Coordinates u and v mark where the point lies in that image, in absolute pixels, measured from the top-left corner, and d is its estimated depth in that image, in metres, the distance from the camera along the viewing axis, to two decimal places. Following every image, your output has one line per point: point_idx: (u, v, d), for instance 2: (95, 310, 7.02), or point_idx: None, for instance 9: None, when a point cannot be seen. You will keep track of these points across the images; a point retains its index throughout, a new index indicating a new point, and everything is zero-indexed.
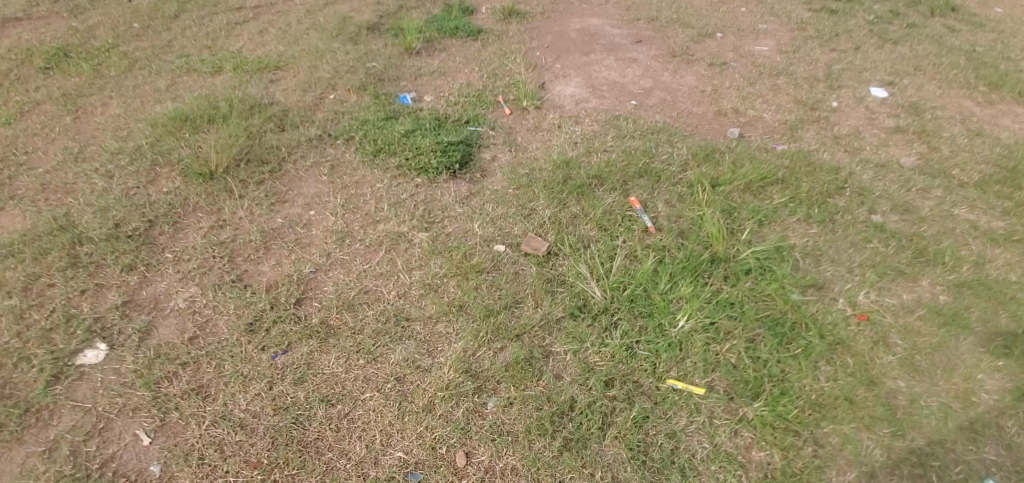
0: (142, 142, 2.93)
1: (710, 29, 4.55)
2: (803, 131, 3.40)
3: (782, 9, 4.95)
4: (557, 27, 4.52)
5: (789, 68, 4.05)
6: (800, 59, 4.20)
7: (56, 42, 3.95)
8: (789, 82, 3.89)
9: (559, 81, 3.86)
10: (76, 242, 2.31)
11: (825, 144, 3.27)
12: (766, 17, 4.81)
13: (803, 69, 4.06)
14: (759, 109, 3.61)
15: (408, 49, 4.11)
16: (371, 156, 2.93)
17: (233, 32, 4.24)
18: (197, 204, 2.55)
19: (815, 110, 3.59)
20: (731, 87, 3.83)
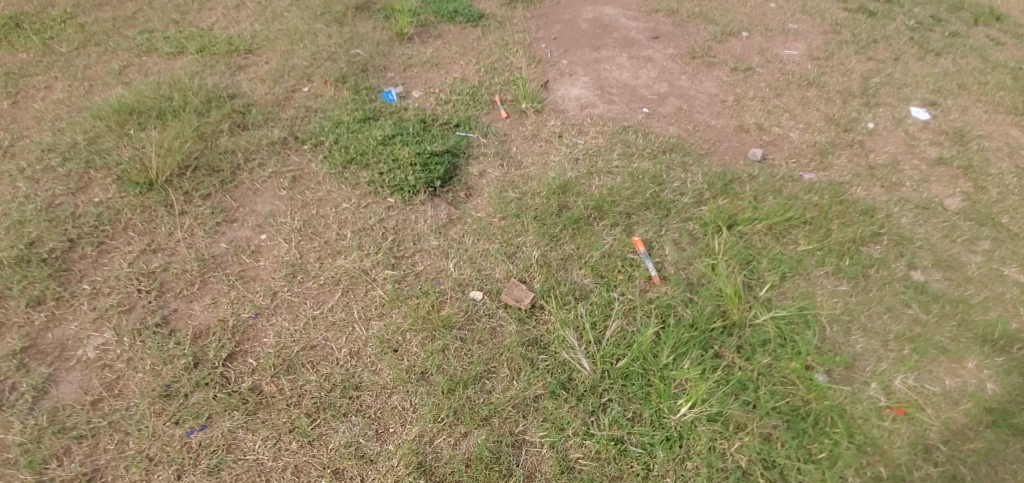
0: (79, 138, 2.56)
1: (735, 26, 4.09)
2: (835, 157, 3.00)
3: (815, 7, 4.46)
4: (567, 16, 4.06)
5: (821, 79, 3.62)
6: (834, 68, 3.76)
7: (7, 9, 3.53)
8: (820, 96, 3.46)
9: (564, 80, 3.43)
10: None
11: (858, 175, 2.87)
12: (797, 15, 4.34)
13: (836, 80, 3.63)
14: (785, 126, 3.19)
15: (399, 33, 3.67)
16: (340, 167, 2.56)
17: (206, 5, 3.80)
18: (130, 220, 2.19)
19: (848, 132, 3.18)
20: (755, 97, 3.40)
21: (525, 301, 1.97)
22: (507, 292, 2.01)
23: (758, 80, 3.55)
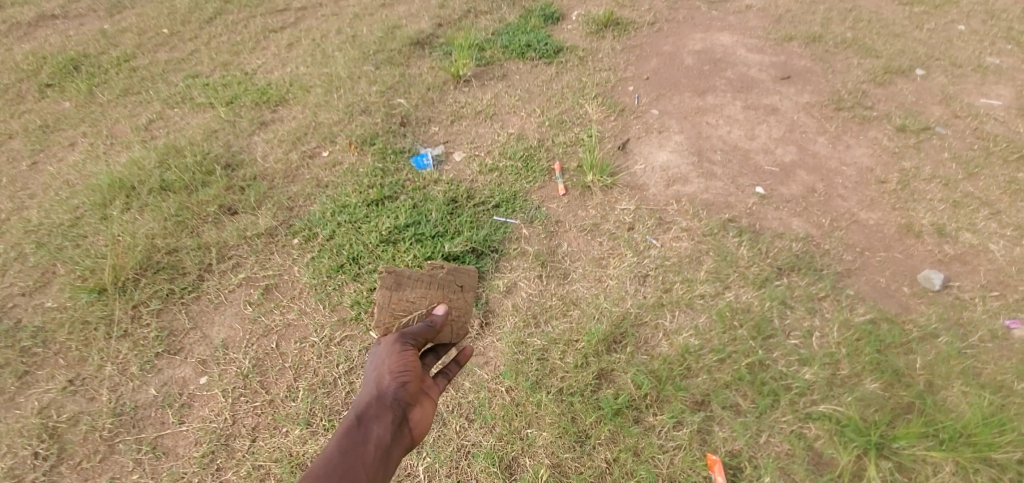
0: (64, 217, 2.24)
1: (878, 85, 2.91)
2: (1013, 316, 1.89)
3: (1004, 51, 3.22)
4: (668, 47, 3.31)
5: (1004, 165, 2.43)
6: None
7: (76, 50, 3.39)
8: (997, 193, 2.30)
9: (650, 141, 2.69)
10: None
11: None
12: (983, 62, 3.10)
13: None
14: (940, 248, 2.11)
15: (461, 102, 2.96)
16: (326, 275, 1.95)
17: (262, 43, 3.39)
18: (64, 341, 1.80)
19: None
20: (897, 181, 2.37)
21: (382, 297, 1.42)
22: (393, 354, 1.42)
23: (938, 149, 2.53)
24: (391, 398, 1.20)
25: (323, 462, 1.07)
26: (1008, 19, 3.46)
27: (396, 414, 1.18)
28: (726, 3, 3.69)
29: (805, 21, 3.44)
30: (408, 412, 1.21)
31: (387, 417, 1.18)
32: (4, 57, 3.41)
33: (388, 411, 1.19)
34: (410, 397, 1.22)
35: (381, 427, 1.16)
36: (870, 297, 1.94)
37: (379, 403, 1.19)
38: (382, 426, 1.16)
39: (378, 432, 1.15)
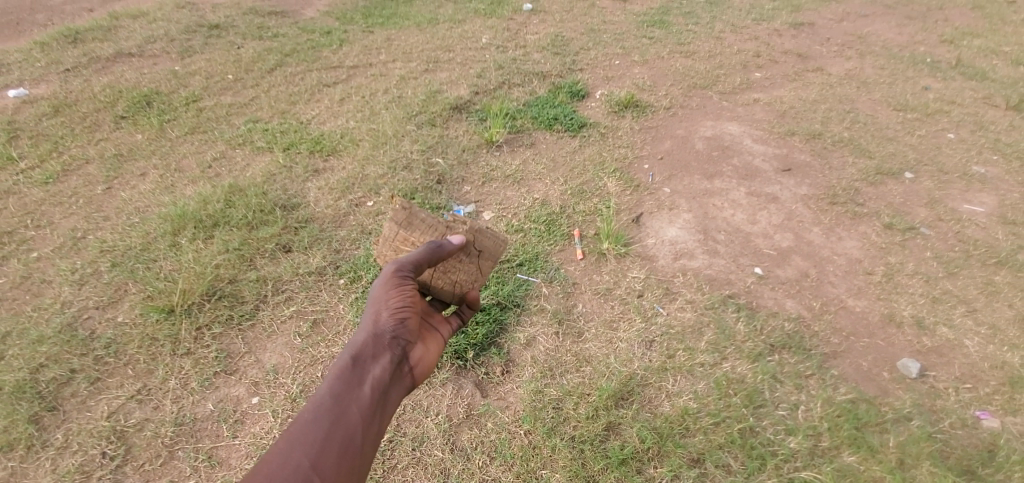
0: (137, 241, 2.52)
1: (869, 184, 3.21)
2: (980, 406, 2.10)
3: (989, 158, 3.52)
4: (682, 131, 3.66)
5: (979, 267, 2.70)
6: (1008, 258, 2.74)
7: (148, 86, 3.73)
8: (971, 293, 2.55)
9: (661, 217, 2.98)
10: None
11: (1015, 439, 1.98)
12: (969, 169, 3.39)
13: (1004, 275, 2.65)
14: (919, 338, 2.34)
15: (492, 166, 3.28)
16: None
17: (316, 95, 3.75)
18: (133, 354, 2.06)
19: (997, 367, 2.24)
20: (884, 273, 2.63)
21: (393, 229, 1.75)
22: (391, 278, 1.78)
23: (921, 247, 2.80)
24: (388, 337, 1.41)
25: (322, 404, 1.23)
26: (996, 130, 3.79)
27: (392, 352, 1.40)
28: (736, 95, 4.08)
29: (807, 119, 3.80)
30: (403, 347, 1.45)
31: (384, 354, 1.39)
32: (83, 87, 3.72)
33: (385, 349, 1.40)
34: (404, 334, 1.46)
35: (379, 365, 1.36)
36: (853, 378, 2.16)
37: (378, 342, 1.39)
38: (380, 365, 1.37)
39: (375, 369, 1.35)
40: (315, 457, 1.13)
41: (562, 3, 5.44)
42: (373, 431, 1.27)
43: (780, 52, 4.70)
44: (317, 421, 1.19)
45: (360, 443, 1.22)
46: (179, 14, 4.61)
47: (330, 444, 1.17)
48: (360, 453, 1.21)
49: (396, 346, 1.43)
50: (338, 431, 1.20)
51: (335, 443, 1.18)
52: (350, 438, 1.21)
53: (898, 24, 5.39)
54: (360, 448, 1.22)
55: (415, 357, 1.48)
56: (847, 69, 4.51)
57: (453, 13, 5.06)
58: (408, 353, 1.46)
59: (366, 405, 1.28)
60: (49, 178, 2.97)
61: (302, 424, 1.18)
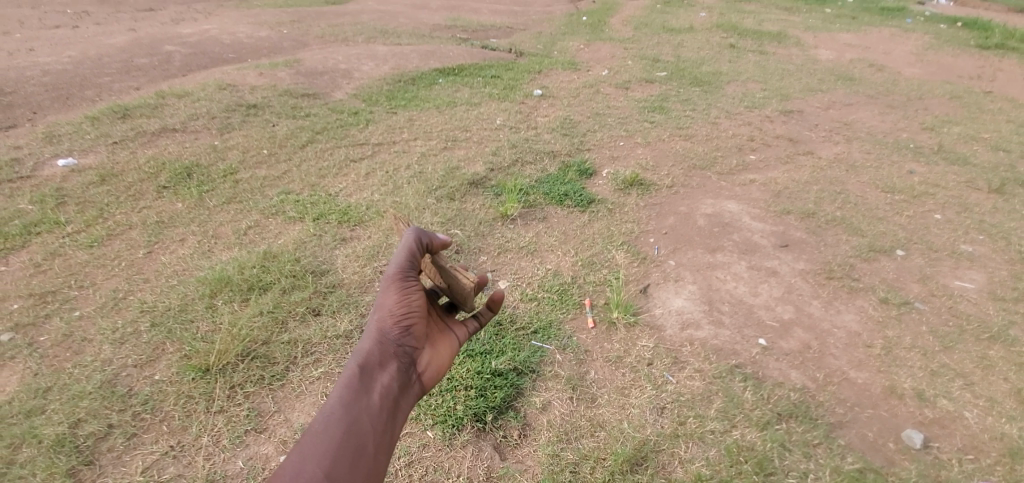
0: (175, 303, 2.70)
1: (863, 260, 3.41)
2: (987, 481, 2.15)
3: (976, 236, 3.73)
4: (684, 208, 3.91)
5: (974, 341, 2.82)
6: (1001, 332, 2.87)
7: (189, 158, 4.04)
8: (970, 366, 2.66)
9: (667, 287, 3.14)
10: (22, 440, 2.08)
11: None
12: (958, 248, 3.59)
13: (999, 349, 2.77)
14: (923, 410, 2.43)
15: (506, 237, 3.49)
16: None
17: (344, 169, 4.04)
18: (169, 411, 2.21)
19: (1000, 440, 2.31)
20: (883, 347, 2.75)
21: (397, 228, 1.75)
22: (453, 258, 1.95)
23: (917, 321, 2.94)
24: (395, 346, 1.44)
25: (332, 415, 1.28)
26: (980, 212, 4.03)
27: (399, 361, 1.43)
28: (733, 175, 4.37)
29: (800, 198, 4.06)
30: (411, 355, 1.46)
31: (391, 363, 1.42)
32: (129, 158, 4.02)
33: (391, 358, 1.42)
34: (411, 342, 1.47)
35: (386, 375, 1.39)
36: (858, 449, 2.25)
37: (385, 351, 1.42)
38: (388, 375, 1.40)
39: (384, 379, 1.38)
40: (327, 469, 1.18)
41: (569, 89, 5.91)
42: (384, 440, 1.31)
43: (772, 136, 5.07)
44: (327, 433, 1.24)
45: (372, 453, 1.26)
46: (219, 94, 5.03)
47: (341, 455, 1.22)
48: (371, 463, 1.25)
49: (403, 354, 1.45)
50: (349, 442, 1.24)
51: (345, 454, 1.22)
52: (360, 449, 1.25)
53: (881, 112, 5.82)
54: (372, 458, 1.26)
55: (424, 363, 1.49)
56: (835, 153, 4.85)
57: (470, 97, 5.50)
58: (417, 360, 1.48)
59: (375, 415, 1.32)
60: (94, 241, 3.18)
61: (312, 436, 1.23)
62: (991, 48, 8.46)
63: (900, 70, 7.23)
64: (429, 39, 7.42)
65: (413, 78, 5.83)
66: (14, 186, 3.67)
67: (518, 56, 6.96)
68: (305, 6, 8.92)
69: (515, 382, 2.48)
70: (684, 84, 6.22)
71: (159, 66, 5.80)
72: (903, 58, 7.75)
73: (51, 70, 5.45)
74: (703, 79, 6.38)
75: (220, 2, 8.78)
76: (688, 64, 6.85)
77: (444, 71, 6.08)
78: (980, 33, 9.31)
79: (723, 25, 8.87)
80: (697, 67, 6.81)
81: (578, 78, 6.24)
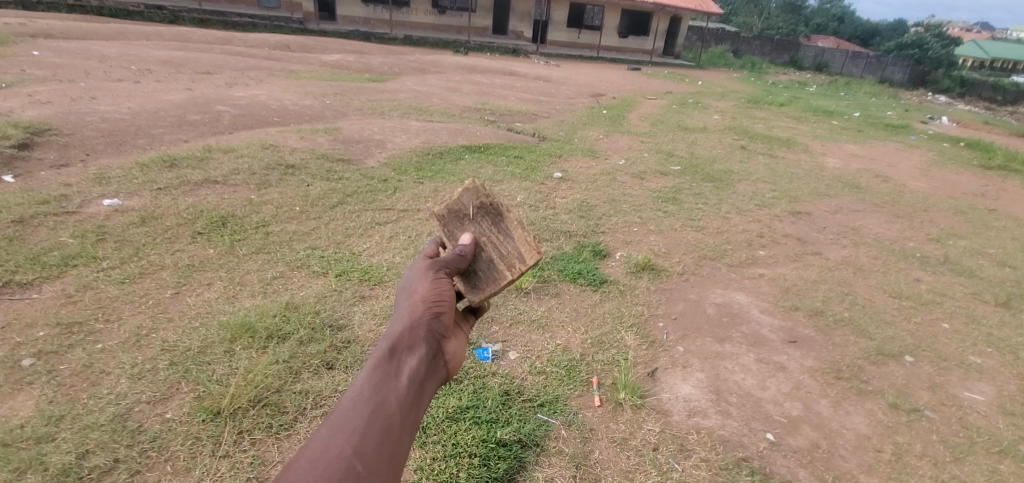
0: (196, 345, 2.78)
1: (872, 362, 3.42)
2: None
3: (986, 348, 3.74)
4: (693, 295, 4.00)
5: (988, 455, 2.77)
6: (1015, 448, 2.82)
7: (226, 209, 4.28)
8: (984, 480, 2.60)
9: (675, 372, 3.17)
10: (28, 466, 2.09)
11: None
12: (967, 358, 3.60)
13: (1014, 465, 2.71)
14: None
15: (519, 309, 3.59)
16: None
17: (369, 231, 4.24)
18: (175, 450, 2.22)
19: None
20: (892, 454, 2.71)
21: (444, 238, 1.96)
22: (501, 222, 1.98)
23: (927, 429, 2.90)
24: (424, 331, 1.42)
25: (361, 395, 1.21)
26: (988, 325, 4.06)
27: (427, 345, 1.40)
28: (743, 269, 4.49)
29: (809, 296, 4.14)
30: (439, 339, 1.44)
31: (419, 347, 1.39)
32: (170, 204, 4.27)
33: (420, 342, 1.39)
34: (440, 327, 1.46)
35: (415, 358, 1.35)
36: None
37: (414, 335, 1.39)
38: (416, 357, 1.36)
39: (412, 362, 1.34)
40: (357, 443, 1.11)
41: (587, 174, 6.23)
42: (410, 421, 1.24)
43: (781, 235, 5.25)
44: (357, 411, 1.17)
45: (399, 432, 1.20)
46: (261, 153, 5.39)
47: (370, 432, 1.14)
48: (398, 443, 1.18)
49: (431, 339, 1.42)
50: (378, 419, 1.18)
51: (373, 432, 1.15)
52: (388, 427, 1.18)
53: (887, 220, 6.02)
54: (399, 438, 1.19)
55: (450, 348, 1.48)
56: (843, 256, 4.98)
57: (493, 174, 5.82)
58: (442, 345, 1.46)
59: (404, 396, 1.26)
60: (126, 278, 3.32)
61: (341, 414, 1.15)
62: (994, 169, 8.81)
63: (905, 182, 7.54)
64: (459, 119, 7.95)
65: (442, 152, 6.20)
66: (59, 221, 3.88)
67: (541, 141, 7.39)
68: (348, 81, 9.67)
69: (519, 455, 2.46)
70: (697, 179, 6.53)
71: (209, 123, 6.25)
72: (908, 172, 8.09)
73: (110, 118, 5.89)
74: (715, 176, 6.69)
75: (271, 71, 9.55)
76: (701, 161, 7.22)
77: (471, 148, 6.47)
78: (982, 154, 9.73)
79: (735, 128, 9.40)
80: (710, 164, 7.17)
81: (596, 165, 6.59)
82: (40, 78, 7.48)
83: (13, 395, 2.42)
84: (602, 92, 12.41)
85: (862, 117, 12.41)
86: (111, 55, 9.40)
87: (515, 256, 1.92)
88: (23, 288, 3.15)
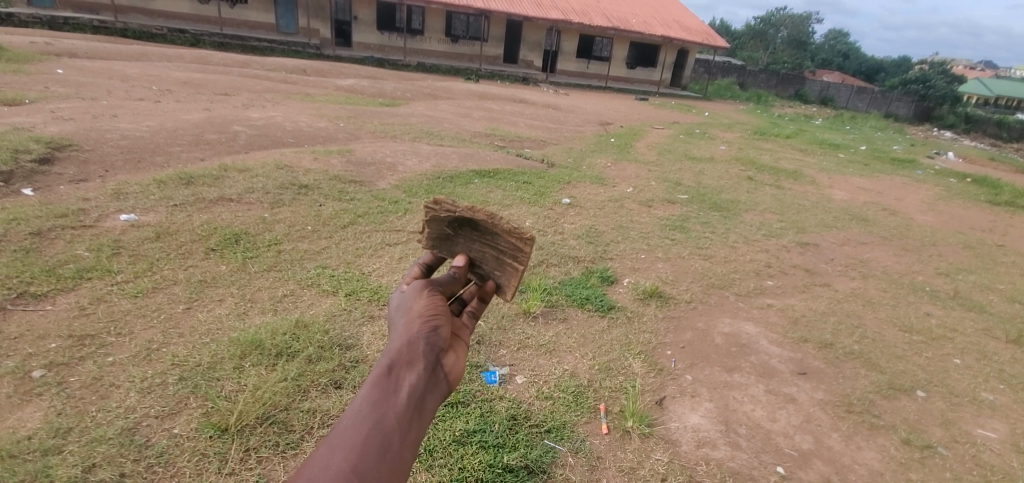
0: (206, 360, 2.80)
1: (882, 397, 3.38)
2: None
3: (998, 384, 3.70)
4: (701, 324, 3.99)
5: None
6: None
7: (240, 226, 4.34)
8: None
9: (683, 401, 3.14)
10: (34, 478, 2.09)
11: None
12: (979, 394, 3.55)
13: None
14: None
15: (527, 332, 3.59)
16: None
17: (379, 251, 4.28)
18: (181, 466, 2.21)
19: None
20: None
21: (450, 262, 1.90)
22: (480, 224, 1.82)
23: (941, 466, 2.85)
24: (422, 346, 1.36)
25: (359, 413, 1.16)
26: (999, 360, 4.02)
27: (426, 360, 1.34)
28: (751, 298, 4.49)
29: (817, 328, 4.12)
30: (438, 353, 1.38)
31: (419, 362, 1.33)
32: (185, 220, 4.33)
33: (419, 357, 1.33)
34: (439, 341, 1.41)
35: (414, 373, 1.30)
36: None
37: (412, 351, 1.34)
38: (415, 373, 1.30)
39: (412, 377, 1.28)
40: (354, 458, 1.06)
41: (595, 200, 6.28)
42: (411, 437, 1.18)
43: (789, 265, 5.25)
44: (354, 428, 1.12)
45: (400, 447, 1.14)
46: (276, 173, 5.49)
47: (368, 449, 1.09)
48: (399, 458, 1.12)
49: (430, 353, 1.37)
50: (377, 435, 1.13)
51: (371, 447, 1.10)
52: (387, 443, 1.12)
53: (895, 253, 6.01)
54: (400, 454, 1.13)
55: (452, 363, 1.42)
56: (851, 288, 4.97)
57: (502, 198, 5.88)
58: (443, 359, 1.39)
59: (403, 411, 1.20)
60: (139, 292, 3.36)
61: (339, 432, 1.11)
62: (1002, 205, 8.81)
63: (913, 216, 7.54)
64: (469, 144, 8.08)
65: (452, 176, 6.29)
66: (76, 234, 3.95)
67: (550, 167, 7.48)
68: (361, 104, 9.87)
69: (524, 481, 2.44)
70: (704, 207, 6.56)
71: (226, 143, 6.38)
72: (915, 206, 8.10)
73: (130, 136, 6.03)
74: (722, 205, 6.73)
75: (286, 94, 9.78)
76: (708, 190, 7.27)
77: (481, 173, 6.56)
78: (990, 190, 9.75)
79: (742, 158, 9.48)
80: (717, 193, 7.21)
81: (604, 192, 6.64)
82: (64, 95, 7.69)
83: (22, 406, 2.43)
84: (610, 120, 12.59)
85: (868, 150, 12.49)
86: (133, 75, 9.67)
87: (513, 249, 1.77)
88: (38, 300, 3.19)
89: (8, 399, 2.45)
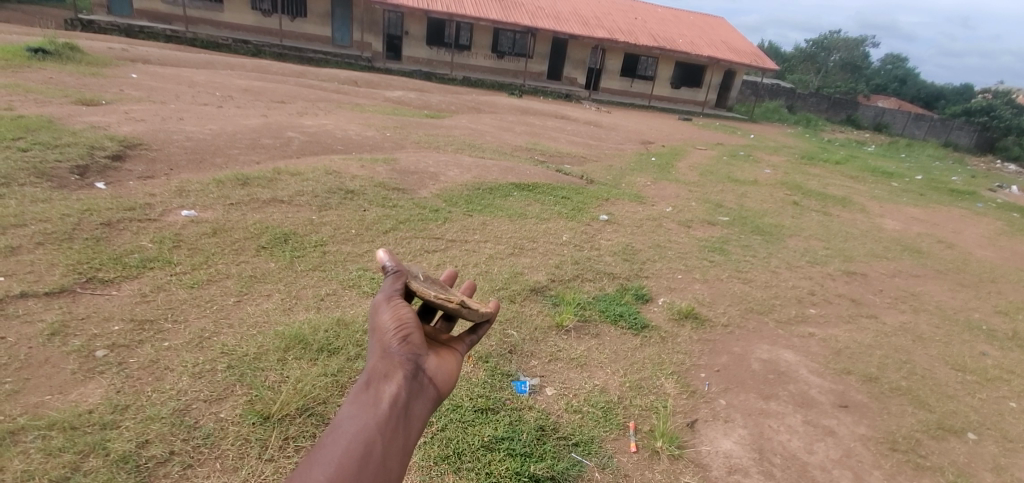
0: (252, 350, 2.96)
1: (930, 437, 3.21)
2: None
3: None
4: (738, 349, 3.90)
5: None
6: None
7: (290, 227, 4.55)
8: None
9: (715, 425, 3.08)
10: (94, 449, 2.24)
11: None
12: None
13: None
14: None
15: (558, 344, 3.62)
16: (432, 462, 2.50)
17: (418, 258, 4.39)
18: (225, 449, 2.33)
19: None
20: None
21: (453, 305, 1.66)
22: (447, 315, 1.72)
23: None
24: (399, 357, 1.37)
25: (340, 429, 1.21)
26: None
27: (404, 369, 1.35)
28: (792, 326, 4.36)
29: (861, 361, 3.96)
30: (417, 360, 1.39)
31: (396, 373, 1.34)
32: (240, 219, 4.57)
33: (397, 368, 1.35)
34: (415, 350, 1.41)
35: (393, 384, 1.32)
36: None
37: (389, 361, 1.36)
38: (395, 383, 1.32)
39: (390, 388, 1.31)
40: (335, 471, 1.11)
41: (633, 218, 6.26)
42: (396, 447, 1.23)
43: (834, 294, 5.07)
44: (335, 442, 1.17)
45: (383, 456, 1.19)
46: (325, 177, 5.74)
47: (349, 461, 1.14)
48: (382, 468, 1.17)
49: (409, 362, 1.38)
50: (358, 446, 1.17)
51: (351, 461, 1.14)
52: (370, 454, 1.17)
53: (950, 288, 5.71)
54: (384, 464, 1.18)
55: (434, 368, 1.43)
56: (900, 321, 4.76)
57: (540, 212, 5.93)
58: (424, 364, 1.41)
59: (385, 421, 1.24)
60: (195, 283, 3.57)
61: (322, 448, 1.16)
62: None
63: (971, 250, 7.16)
64: (509, 157, 8.20)
65: (491, 187, 6.40)
66: (141, 226, 4.24)
67: (588, 183, 7.51)
68: (407, 116, 10.19)
69: None
70: (746, 230, 6.44)
71: (280, 147, 6.72)
72: (974, 239, 7.69)
73: (194, 137, 6.41)
74: (764, 229, 6.58)
75: (338, 104, 10.20)
76: (750, 214, 7.11)
77: (520, 186, 6.64)
78: None
79: (788, 182, 9.24)
80: (760, 217, 7.06)
81: (642, 210, 6.60)
82: (136, 98, 8.26)
83: (84, 382, 2.60)
84: (652, 140, 12.52)
85: (925, 180, 11.93)
86: (199, 81, 10.29)
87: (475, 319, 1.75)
88: (104, 285, 3.43)
89: (72, 374, 2.63)
